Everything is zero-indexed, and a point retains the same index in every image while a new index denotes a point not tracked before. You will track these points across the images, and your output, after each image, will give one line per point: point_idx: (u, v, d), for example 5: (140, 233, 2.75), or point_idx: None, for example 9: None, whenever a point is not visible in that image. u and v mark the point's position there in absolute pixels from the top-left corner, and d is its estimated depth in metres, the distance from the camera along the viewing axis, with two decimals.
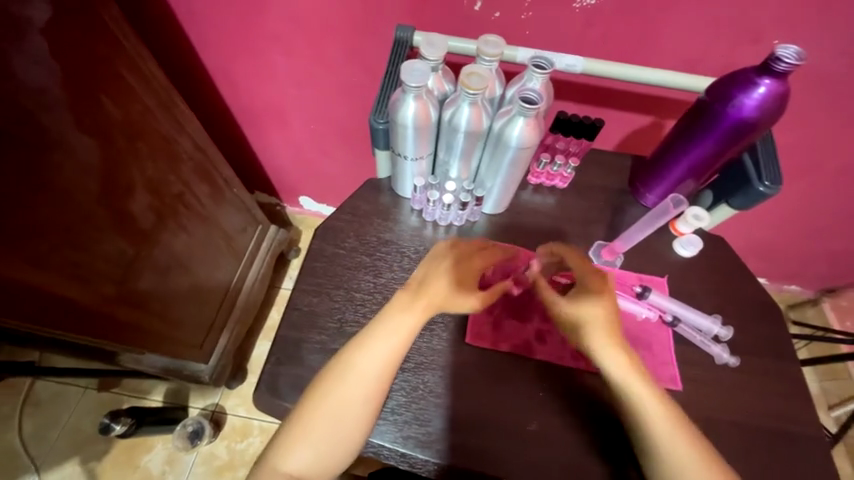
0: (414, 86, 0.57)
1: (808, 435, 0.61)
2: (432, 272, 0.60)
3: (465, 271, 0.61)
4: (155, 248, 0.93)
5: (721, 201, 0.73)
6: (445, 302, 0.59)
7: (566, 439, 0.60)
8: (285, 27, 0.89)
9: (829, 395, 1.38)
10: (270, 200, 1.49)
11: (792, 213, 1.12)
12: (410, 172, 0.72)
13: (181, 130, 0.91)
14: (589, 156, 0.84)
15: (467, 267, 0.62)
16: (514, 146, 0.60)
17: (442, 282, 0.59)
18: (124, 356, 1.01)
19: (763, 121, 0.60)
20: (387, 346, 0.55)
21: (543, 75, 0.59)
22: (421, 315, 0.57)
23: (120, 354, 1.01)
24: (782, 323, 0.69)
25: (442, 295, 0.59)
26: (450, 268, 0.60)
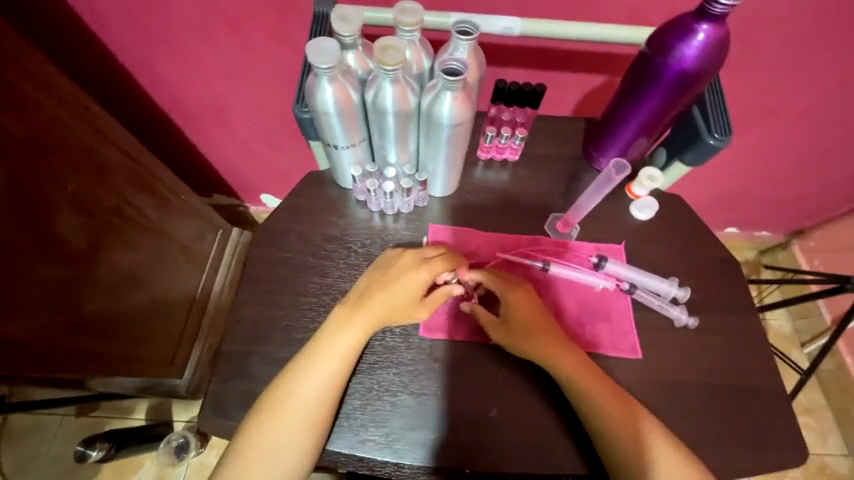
0: (326, 68, 0.51)
1: (769, 386, 0.61)
2: (375, 282, 0.58)
3: (412, 282, 0.58)
4: (99, 270, 0.85)
5: (674, 158, 0.70)
6: (390, 315, 0.57)
7: (530, 420, 0.59)
8: (200, 14, 0.80)
9: (800, 333, 1.41)
10: (230, 200, 1.37)
11: (754, 161, 1.10)
12: (346, 161, 0.67)
13: (103, 138, 0.81)
14: (540, 124, 0.80)
15: (413, 279, 0.58)
16: (445, 124, 0.56)
17: (385, 295, 0.57)
18: (93, 380, 0.98)
19: (705, 70, 0.57)
20: (335, 357, 0.55)
21: (469, 42, 0.54)
22: (359, 333, 0.56)
23: (88, 379, 0.97)
24: (740, 278, 0.69)
25: (385, 308, 0.57)
26: (393, 277, 0.58)
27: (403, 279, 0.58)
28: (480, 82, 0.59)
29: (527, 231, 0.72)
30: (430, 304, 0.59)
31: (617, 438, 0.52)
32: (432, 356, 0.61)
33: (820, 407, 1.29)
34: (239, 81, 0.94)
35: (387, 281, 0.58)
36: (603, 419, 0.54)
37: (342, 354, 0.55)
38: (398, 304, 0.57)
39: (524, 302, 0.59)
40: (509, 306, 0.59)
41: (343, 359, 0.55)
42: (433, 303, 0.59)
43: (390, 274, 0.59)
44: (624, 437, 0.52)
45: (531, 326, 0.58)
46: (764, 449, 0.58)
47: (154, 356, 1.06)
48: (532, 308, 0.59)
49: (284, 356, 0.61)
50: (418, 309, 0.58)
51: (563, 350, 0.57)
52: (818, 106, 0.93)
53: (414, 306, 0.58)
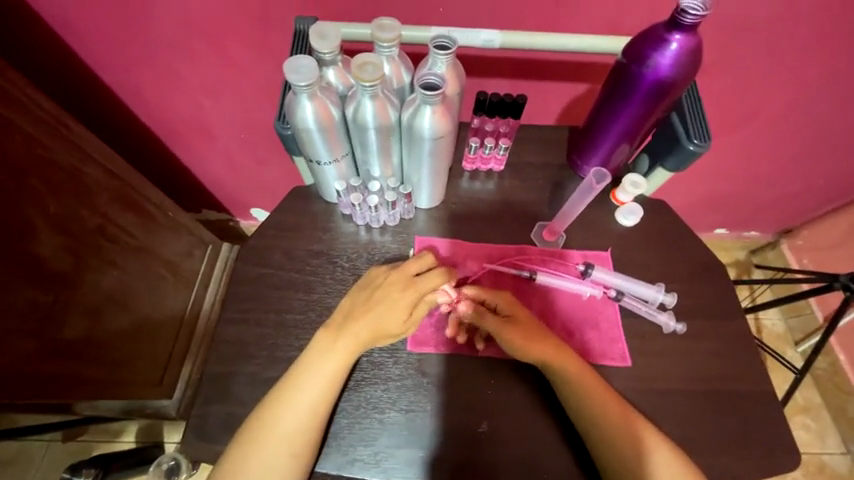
0: (304, 85, 0.51)
1: (759, 389, 0.61)
2: (359, 304, 0.57)
3: (398, 301, 0.57)
4: (81, 290, 0.84)
5: (656, 164, 0.71)
6: (380, 334, 0.57)
7: (522, 433, 0.58)
8: (183, 33, 0.80)
9: (794, 331, 1.41)
10: (220, 215, 1.35)
11: (738, 163, 1.12)
12: (330, 176, 0.66)
13: (85, 157, 0.80)
14: (523, 133, 0.81)
15: (399, 298, 0.57)
16: (426, 137, 0.56)
17: (370, 317, 0.56)
18: (81, 404, 0.94)
19: (681, 78, 0.58)
20: (322, 376, 0.54)
21: (448, 57, 0.55)
22: (345, 357, 0.55)
23: (76, 404, 0.93)
24: (727, 281, 0.69)
25: (371, 329, 0.56)
26: (378, 297, 0.57)
27: (389, 299, 0.57)
28: (460, 95, 0.59)
29: (514, 241, 0.72)
30: (415, 318, 0.58)
31: (607, 440, 0.53)
32: (421, 370, 0.60)
33: (816, 405, 1.29)
34: (223, 98, 0.93)
35: (373, 301, 0.57)
36: (594, 425, 0.54)
37: (331, 371, 0.54)
38: (388, 323, 0.57)
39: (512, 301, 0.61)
40: (503, 305, 0.61)
41: (331, 378, 0.54)
42: (419, 316, 0.59)
43: (376, 295, 0.57)
44: (611, 434, 0.53)
45: (526, 323, 0.59)
46: (756, 453, 0.58)
47: (136, 377, 1.03)
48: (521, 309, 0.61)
49: (270, 376, 0.60)
50: (406, 325, 0.58)
51: (559, 353, 0.57)
52: (796, 109, 0.95)
53: (402, 324, 0.57)
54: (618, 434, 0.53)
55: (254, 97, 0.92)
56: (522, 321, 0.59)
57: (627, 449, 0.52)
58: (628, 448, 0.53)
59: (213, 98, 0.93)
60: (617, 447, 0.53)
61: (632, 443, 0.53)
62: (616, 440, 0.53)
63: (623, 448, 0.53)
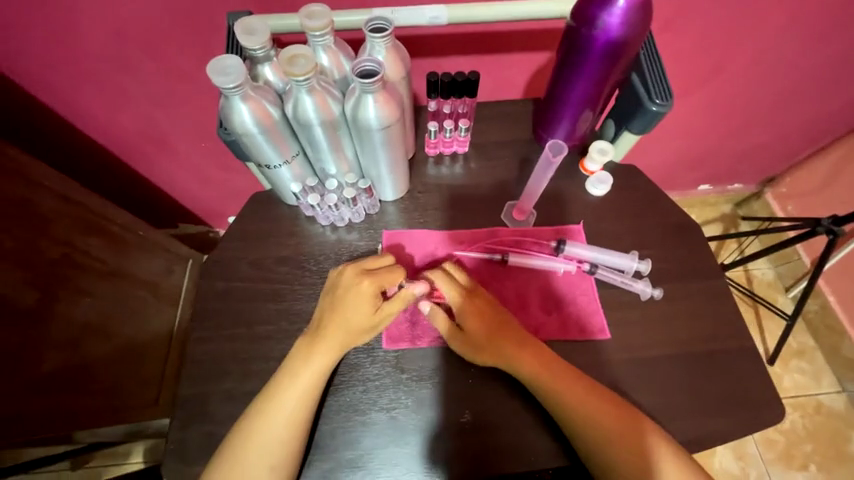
0: (234, 87, 0.48)
1: (741, 345, 0.61)
2: (328, 309, 0.56)
3: (361, 296, 0.54)
4: (55, 323, 0.79)
5: (622, 129, 0.68)
6: (355, 335, 0.55)
7: (506, 418, 0.57)
8: (115, 46, 0.74)
9: (783, 278, 1.42)
10: (198, 228, 1.28)
11: (713, 117, 1.10)
12: (285, 179, 0.64)
13: (35, 185, 0.75)
14: (485, 111, 0.78)
15: (361, 292, 0.54)
16: (374, 128, 0.54)
17: (341, 321, 0.55)
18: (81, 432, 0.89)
19: (633, 37, 0.55)
20: (299, 386, 0.53)
21: (385, 39, 0.52)
22: (323, 362, 0.54)
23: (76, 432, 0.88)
24: (702, 240, 0.68)
25: (346, 333, 0.55)
26: (343, 299, 0.55)
27: (351, 297, 0.55)
28: (406, 80, 0.57)
29: (485, 224, 0.70)
30: (387, 312, 0.56)
31: (579, 416, 0.53)
32: (399, 367, 0.59)
33: (810, 348, 1.31)
34: (172, 109, 0.88)
35: (337, 301, 0.55)
36: (565, 405, 0.53)
37: (306, 381, 0.53)
38: (356, 318, 0.55)
39: (475, 311, 0.58)
40: (463, 317, 0.58)
41: (307, 387, 0.53)
42: (390, 311, 0.56)
43: (339, 298, 0.55)
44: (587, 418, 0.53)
45: (489, 333, 0.58)
46: (743, 409, 0.58)
47: (136, 401, 0.98)
48: (489, 317, 0.58)
49: (244, 390, 0.59)
50: (376, 319, 0.56)
51: (523, 350, 0.57)
52: (768, 55, 0.92)
53: (371, 317, 0.55)
54: (588, 408, 0.53)
55: (205, 105, 0.88)
56: (481, 335, 0.57)
57: (600, 420, 0.53)
58: (600, 421, 0.53)
59: (162, 110, 0.88)
60: (589, 422, 0.53)
61: (605, 416, 0.53)
62: (588, 413, 0.53)
63: (596, 421, 0.52)
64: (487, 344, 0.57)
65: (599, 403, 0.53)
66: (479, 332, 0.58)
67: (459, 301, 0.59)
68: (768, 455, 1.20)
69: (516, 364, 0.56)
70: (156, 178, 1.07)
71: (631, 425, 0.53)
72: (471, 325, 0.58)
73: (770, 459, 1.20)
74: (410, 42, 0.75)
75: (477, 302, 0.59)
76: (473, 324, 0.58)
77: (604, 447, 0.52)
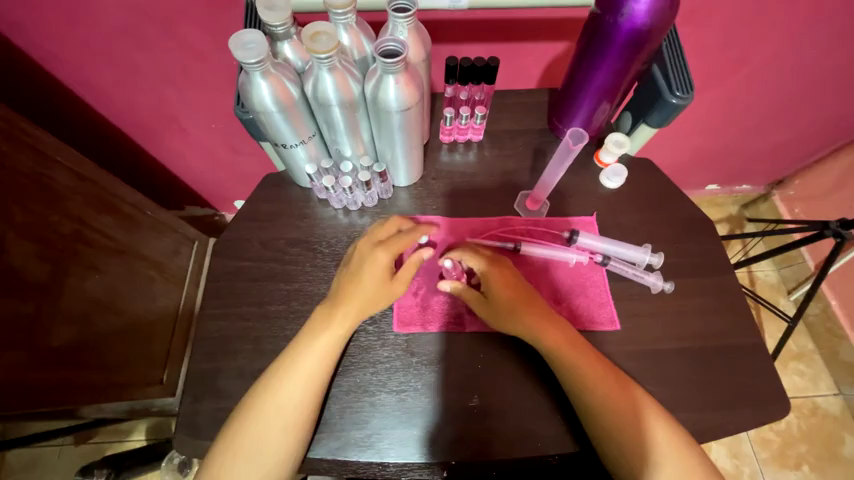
0: (255, 62, 0.48)
1: (747, 341, 0.62)
2: (344, 280, 0.57)
3: (380, 269, 0.56)
4: (64, 298, 0.79)
5: (639, 121, 0.68)
6: (372, 302, 0.57)
7: (516, 401, 0.58)
8: (131, 19, 0.73)
9: (786, 281, 1.42)
10: (205, 210, 1.28)
11: (728, 115, 1.08)
12: (300, 160, 0.63)
13: (47, 160, 0.74)
14: (500, 99, 0.78)
15: (379, 264, 0.56)
16: (393, 110, 0.53)
17: (356, 289, 0.56)
18: (85, 408, 0.88)
19: (658, 26, 0.54)
20: (319, 361, 0.53)
21: (408, 20, 0.51)
22: (338, 337, 0.55)
23: (80, 407, 0.87)
24: (714, 237, 0.68)
25: (367, 297, 0.56)
26: (358, 266, 0.56)
27: (369, 272, 0.56)
28: (426, 63, 0.56)
29: (497, 212, 0.70)
30: (403, 277, 0.58)
31: (589, 401, 0.53)
32: (409, 351, 0.60)
33: (809, 352, 1.31)
34: (185, 89, 0.88)
35: (352, 279, 0.56)
36: (578, 389, 0.54)
37: (321, 354, 0.54)
38: (375, 293, 0.56)
39: (499, 277, 0.59)
40: (489, 282, 0.59)
41: (326, 359, 0.54)
42: (407, 275, 0.58)
43: (355, 267, 0.56)
44: (596, 406, 0.53)
45: (513, 299, 0.57)
46: (747, 405, 0.58)
47: (139, 377, 0.98)
48: (512, 285, 0.59)
49: (254, 369, 0.60)
50: (395, 286, 0.58)
51: (550, 326, 0.56)
52: (789, 53, 0.91)
53: (390, 287, 0.58)
54: (603, 398, 0.53)
55: (218, 84, 0.87)
56: (507, 301, 0.57)
57: (612, 405, 0.53)
58: (610, 408, 0.53)
59: (175, 89, 0.87)
60: (602, 411, 0.53)
61: (618, 406, 0.53)
62: (602, 399, 0.53)
63: (606, 406, 0.53)
64: (510, 309, 0.57)
65: (614, 393, 0.53)
66: (505, 296, 0.58)
67: (482, 265, 0.60)
68: (762, 454, 1.21)
69: (542, 337, 0.56)
70: (165, 157, 1.06)
71: (647, 417, 0.52)
72: (496, 288, 0.58)
73: (764, 458, 1.21)
74: (427, 26, 0.74)
75: (502, 269, 0.60)
76: (497, 288, 0.58)
77: (612, 435, 0.52)
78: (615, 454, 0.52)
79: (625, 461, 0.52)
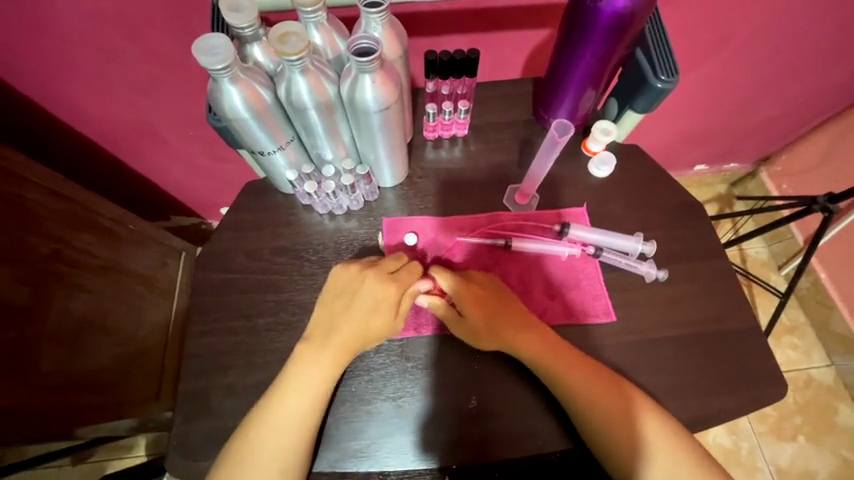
0: (222, 68, 0.46)
1: (742, 324, 0.62)
2: (337, 312, 0.55)
3: (383, 300, 0.54)
4: (48, 321, 0.75)
5: (625, 108, 0.67)
6: (366, 336, 0.55)
7: (516, 401, 0.57)
8: (95, 27, 0.69)
9: (776, 256, 1.43)
10: (190, 219, 1.25)
11: (715, 95, 1.07)
12: (280, 166, 0.61)
13: (17, 179, 0.71)
14: (484, 92, 0.76)
15: (383, 296, 0.54)
16: (372, 110, 0.51)
17: (348, 319, 0.54)
18: (82, 428, 0.85)
19: (641, 9, 0.53)
20: (319, 371, 0.53)
21: (381, 15, 0.49)
22: (327, 355, 0.53)
23: (77, 428, 0.84)
24: (704, 221, 0.68)
25: (361, 327, 0.54)
26: (358, 299, 0.55)
27: (369, 299, 0.54)
28: (403, 59, 0.54)
29: (486, 208, 0.69)
30: (403, 313, 0.57)
31: (578, 400, 0.53)
32: (405, 356, 0.59)
33: (801, 324, 1.33)
34: (158, 97, 0.84)
35: (349, 305, 0.55)
36: (570, 391, 0.53)
37: (321, 362, 0.53)
38: (373, 322, 0.55)
39: (473, 297, 0.56)
40: (472, 305, 0.56)
41: (328, 367, 0.53)
42: (407, 310, 0.57)
43: (350, 297, 0.55)
44: (585, 404, 0.53)
45: (490, 316, 0.56)
46: (744, 387, 0.59)
47: (136, 394, 0.96)
48: (487, 301, 0.57)
49: (248, 384, 0.58)
50: (395, 321, 0.56)
51: (530, 335, 0.56)
52: (772, 28, 0.90)
53: (389, 322, 0.55)
54: (588, 398, 0.53)
55: (192, 90, 0.83)
56: (482, 320, 0.56)
57: (601, 402, 0.52)
58: (599, 403, 0.52)
59: (148, 98, 0.84)
60: (593, 409, 0.52)
61: (606, 402, 0.52)
62: (591, 395, 0.53)
63: (598, 403, 0.52)
64: (486, 327, 0.56)
65: (602, 386, 0.53)
66: (480, 318, 0.56)
67: (461, 289, 0.57)
68: (760, 428, 1.23)
69: (522, 347, 0.56)
70: (144, 167, 1.02)
71: (637, 414, 0.52)
72: (470, 310, 0.56)
73: (762, 432, 1.23)
74: (405, 20, 0.72)
75: (474, 288, 0.57)
76: (471, 309, 0.56)
77: (600, 435, 0.52)
78: (602, 448, 0.52)
79: (615, 459, 0.52)
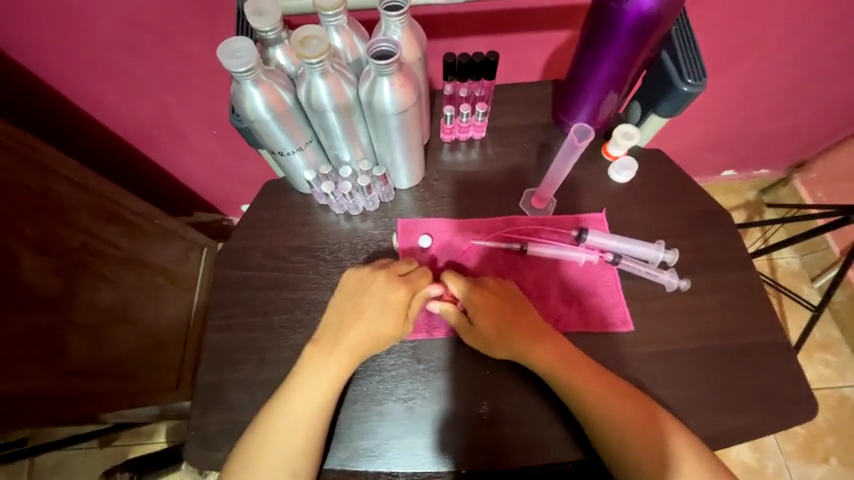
0: (245, 71, 0.47)
1: (770, 339, 0.59)
2: (346, 314, 0.55)
3: (392, 303, 0.55)
4: (75, 311, 0.78)
5: (648, 111, 0.65)
6: (377, 340, 0.55)
7: (528, 408, 0.56)
8: (128, 31, 0.72)
9: (809, 268, 1.36)
10: (212, 216, 1.29)
11: (745, 97, 1.03)
12: (299, 167, 0.62)
13: (53, 174, 0.75)
14: (502, 94, 0.75)
15: (394, 299, 0.55)
16: (390, 112, 0.52)
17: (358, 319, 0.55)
18: (107, 414, 0.87)
19: (667, 10, 0.51)
20: (330, 368, 0.54)
21: (401, 18, 0.49)
22: (336, 352, 0.54)
23: (102, 414, 0.86)
24: (730, 229, 0.65)
25: (370, 328, 0.55)
26: (370, 302, 0.55)
27: (380, 302, 0.55)
28: (422, 62, 0.54)
29: (502, 212, 0.68)
30: (413, 314, 0.57)
31: (595, 410, 0.52)
32: (416, 358, 0.59)
33: (835, 340, 1.26)
34: (184, 98, 0.87)
35: (359, 308, 0.55)
36: (586, 401, 0.52)
37: (331, 359, 0.54)
38: (382, 328, 0.55)
39: (486, 306, 0.56)
40: (483, 314, 0.55)
41: (337, 364, 0.54)
42: (416, 311, 0.57)
43: (358, 298, 0.56)
44: (603, 416, 0.51)
45: (502, 325, 0.55)
46: (769, 405, 0.56)
47: (157, 383, 1.00)
48: (500, 311, 0.56)
49: (262, 379, 0.60)
50: (405, 324, 0.56)
51: (542, 345, 0.55)
52: (809, 29, 0.86)
53: (400, 325, 0.56)
54: (606, 409, 0.51)
55: (217, 91, 0.86)
56: (493, 329, 0.55)
57: (620, 415, 0.51)
58: (617, 415, 0.51)
59: (175, 99, 0.87)
60: (611, 421, 0.51)
61: (624, 414, 0.51)
62: (609, 406, 0.51)
63: (616, 414, 0.51)
64: (498, 336, 0.55)
65: (618, 397, 0.52)
66: (492, 326, 0.55)
67: (472, 297, 0.56)
68: (787, 448, 1.17)
69: (535, 357, 0.55)
70: (170, 165, 1.06)
71: (657, 428, 0.50)
72: (482, 318, 0.55)
73: (789, 451, 1.17)
74: (424, 22, 0.72)
75: (488, 295, 0.56)
76: (482, 317, 0.55)
77: (619, 449, 0.50)
78: (618, 462, 0.50)
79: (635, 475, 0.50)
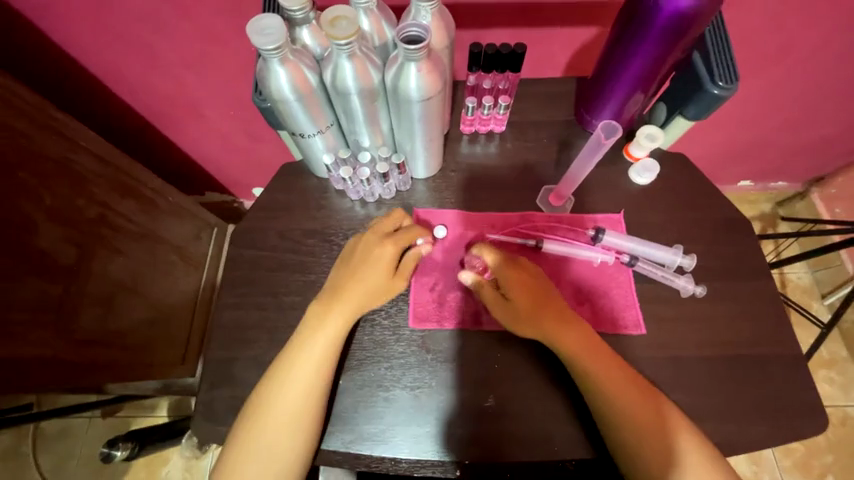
0: (272, 49, 0.47)
1: (782, 351, 0.58)
2: (341, 277, 0.56)
3: (380, 261, 0.56)
4: (89, 281, 0.79)
5: (674, 113, 0.64)
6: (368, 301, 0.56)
7: (534, 404, 0.57)
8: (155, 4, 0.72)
9: (821, 284, 1.34)
10: (223, 196, 1.30)
11: (772, 106, 1.01)
12: (318, 150, 0.62)
13: (73, 145, 0.76)
14: (525, 88, 0.74)
15: (380, 257, 0.56)
16: (415, 100, 0.51)
17: (355, 286, 0.55)
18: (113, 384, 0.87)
19: (704, 9, 0.50)
20: (332, 348, 0.53)
21: (431, 4, 0.49)
22: (339, 328, 0.54)
23: (109, 383, 0.87)
24: (749, 239, 0.64)
25: (367, 293, 0.56)
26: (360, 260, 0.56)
27: (370, 262, 0.56)
28: (449, 50, 0.54)
29: (518, 207, 0.67)
30: (404, 272, 0.58)
31: (608, 410, 0.51)
32: (425, 347, 0.59)
33: (841, 359, 1.25)
34: (205, 76, 0.87)
35: (352, 271, 0.56)
36: (599, 399, 0.52)
37: (332, 338, 0.54)
38: (374, 288, 0.56)
39: (518, 280, 0.56)
40: (516, 286, 0.55)
41: (336, 341, 0.54)
42: (408, 269, 0.58)
43: (355, 263, 0.56)
44: (617, 416, 0.51)
45: (535, 302, 0.55)
46: (777, 417, 0.55)
47: (163, 358, 1.01)
48: (533, 288, 0.56)
49: (271, 358, 0.60)
50: (394, 281, 0.57)
51: (571, 330, 0.54)
52: (845, 39, 0.83)
53: (389, 282, 0.57)
54: (620, 409, 0.51)
55: (238, 70, 0.86)
56: (526, 304, 0.55)
57: (635, 417, 0.50)
58: (632, 416, 0.50)
59: (197, 76, 0.87)
60: (624, 422, 0.50)
61: (638, 416, 0.50)
62: (623, 406, 0.51)
63: (630, 415, 0.50)
64: (530, 313, 0.55)
65: (629, 399, 0.51)
66: (524, 300, 0.55)
67: (504, 270, 0.57)
68: (784, 463, 1.16)
69: (558, 340, 0.54)
70: (187, 143, 1.07)
71: (671, 431, 0.50)
72: (515, 290, 0.55)
73: (787, 467, 1.16)
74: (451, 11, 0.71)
75: (521, 271, 0.57)
76: (515, 291, 0.55)
77: (632, 449, 0.50)
78: (625, 462, 0.51)
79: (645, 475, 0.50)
